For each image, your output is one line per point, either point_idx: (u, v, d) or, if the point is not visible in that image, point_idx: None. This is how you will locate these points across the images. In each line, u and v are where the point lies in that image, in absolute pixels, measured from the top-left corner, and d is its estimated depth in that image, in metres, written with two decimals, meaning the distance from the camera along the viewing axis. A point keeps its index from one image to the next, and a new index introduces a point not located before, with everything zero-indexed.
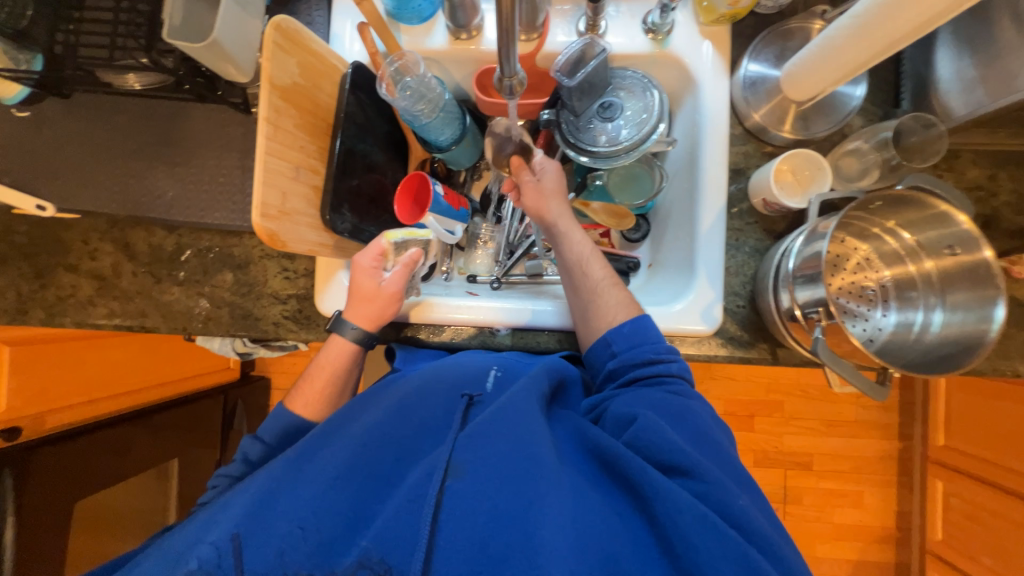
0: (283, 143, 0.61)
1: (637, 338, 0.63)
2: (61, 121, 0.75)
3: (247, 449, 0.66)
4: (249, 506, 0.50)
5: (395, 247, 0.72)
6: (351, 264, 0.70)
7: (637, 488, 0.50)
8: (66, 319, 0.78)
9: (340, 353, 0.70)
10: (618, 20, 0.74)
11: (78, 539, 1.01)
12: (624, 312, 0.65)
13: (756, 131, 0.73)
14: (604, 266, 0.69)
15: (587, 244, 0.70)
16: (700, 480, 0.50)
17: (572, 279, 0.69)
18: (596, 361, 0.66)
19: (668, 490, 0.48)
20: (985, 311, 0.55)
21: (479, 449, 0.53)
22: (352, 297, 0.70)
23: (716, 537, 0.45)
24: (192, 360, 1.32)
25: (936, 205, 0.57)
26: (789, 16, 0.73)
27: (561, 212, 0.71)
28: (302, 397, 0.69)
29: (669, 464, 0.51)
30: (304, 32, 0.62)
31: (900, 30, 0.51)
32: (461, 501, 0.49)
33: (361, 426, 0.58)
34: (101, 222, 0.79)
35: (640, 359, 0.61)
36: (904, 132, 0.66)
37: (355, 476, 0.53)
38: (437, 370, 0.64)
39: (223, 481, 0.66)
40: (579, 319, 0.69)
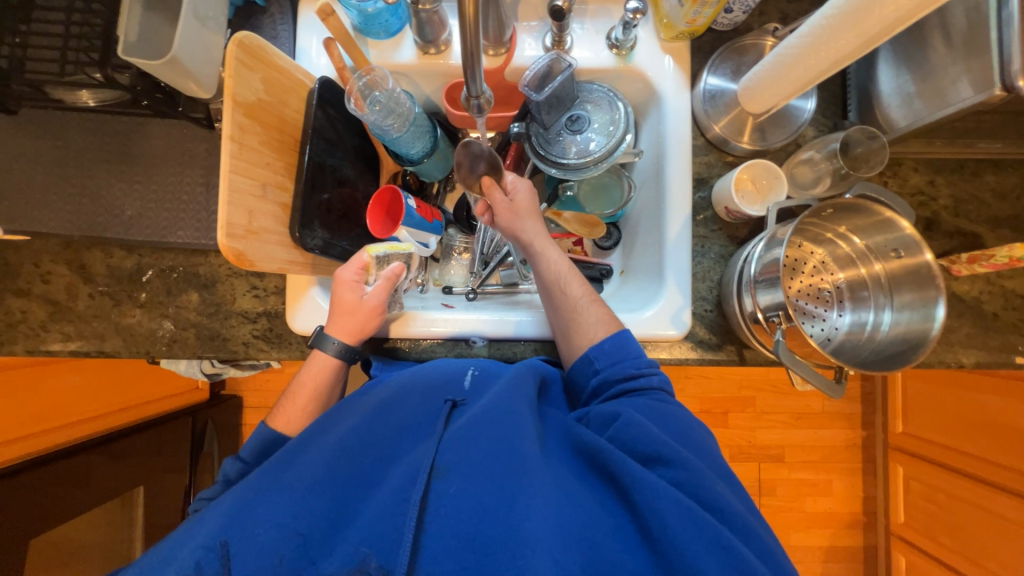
0: (249, 161, 0.60)
1: (618, 355, 0.64)
2: (8, 138, 0.72)
3: (226, 469, 0.64)
4: (231, 515, 0.50)
5: (378, 260, 0.72)
6: (332, 278, 0.69)
7: (619, 480, 0.51)
8: (17, 347, 0.74)
9: (322, 368, 0.69)
10: (583, 36, 0.76)
11: (28, 573, 0.95)
12: (603, 330, 0.66)
13: (717, 141, 0.76)
14: (582, 284, 0.70)
15: (564, 263, 0.72)
16: (679, 469, 0.51)
17: (552, 298, 0.70)
18: (580, 379, 0.67)
19: (649, 479, 0.49)
20: (928, 311, 0.59)
21: (463, 448, 0.53)
22: (334, 311, 0.69)
23: (694, 522, 0.46)
24: (156, 382, 1.30)
25: (881, 212, 0.60)
26: (743, 33, 0.77)
27: (537, 231, 0.72)
28: (284, 415, 0.68)
29: (649, 455, 0.53)
30: (269, 48, 0.62)
31: (840, 51, 0.56)
32: (448, 500, 0.49)
33: (341, 432, 0.57)
34: (53, 243, 0.75)
35: (621, 375, 0.63)
36: (851, 144, 0.70)
37: (338, 480, 0.53)
38: (420, 374, 0.64)
39: (204, 503, 0.64)
40: (560, 336, 0.70)
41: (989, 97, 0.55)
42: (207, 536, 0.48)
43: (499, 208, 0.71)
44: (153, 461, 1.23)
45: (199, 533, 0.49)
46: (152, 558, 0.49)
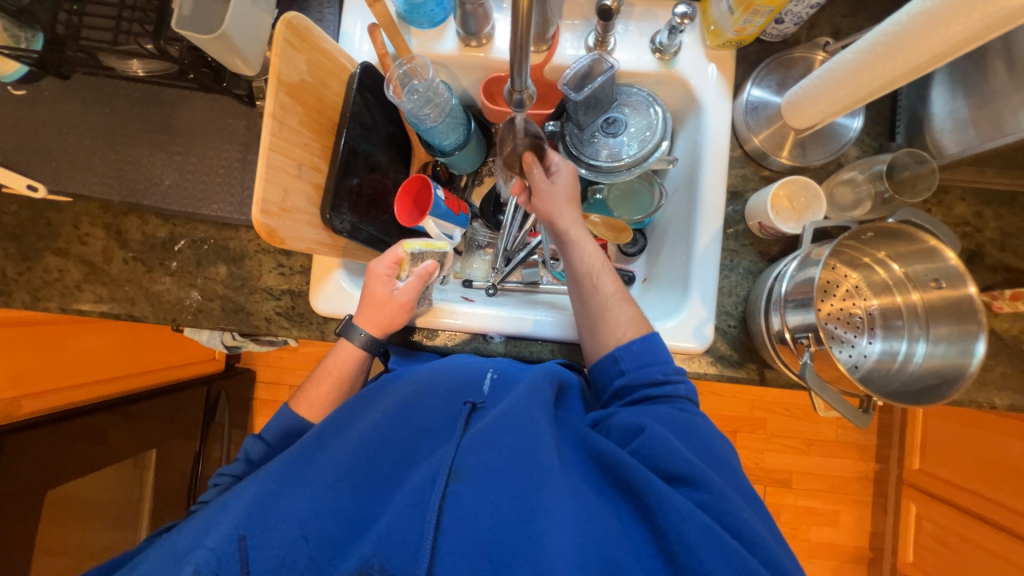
0: (287, 140, 0.60)
1: (646, 358, 0.63)
2: (59, 102, 0.74)
3: (248, 449, 0.66)
4: (252, 507, 0.51)
5: (412, 257, 0.71)
6: (366, 271, 0.70)
7: (641, 497, 0.50)
8: (51, 304, 0.77)
9: (348, 357, 0.70)
10: (627, 38, 0.75)
11: (46, 526, 0.98)
12: (632, 330, 0.65)
13: (755, 155, 0.75)
14: (614, 281, 0.69)
15: (598, 256, 0.70)
16: (704, 491, 0.50)
17: (581, 290, 0.69)
18: (604, 377, 0.66)
19: (673, 499, 0.48)
20: (966, 346, 0.56)
21: (481, 455, 0.53)
22: (364, 303, 0.70)
23: (718, 545, 0.45)
24: (174, 349, 1.34)
25: (925, 239, 0.58)
26: (792, 45, 0.75)
27: (573, 220, 0.71)
28: (307, 399, 0.70)
29: (673, 474, 0.52)
30: (315, 30, 0.62)
31: (896, 71, 0.54)
32: (466, 507, 0.49)
33: (363, 429, 0.58)
34: (93, 207, 0.78)
35: (647, 380, 0.62)
36: (898, 166, 0.68)
37: (359, 479, 0.54)
38: (440, 372, 0.65)
39: (227, 479, 0.66)
40: (585, 330, 0.69)
41: None
42: (228, 530, 0.50)
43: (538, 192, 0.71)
44: (167, 427, 1.26)
45: (225, 519, 0.51)
46: (180, 546, 0.51)
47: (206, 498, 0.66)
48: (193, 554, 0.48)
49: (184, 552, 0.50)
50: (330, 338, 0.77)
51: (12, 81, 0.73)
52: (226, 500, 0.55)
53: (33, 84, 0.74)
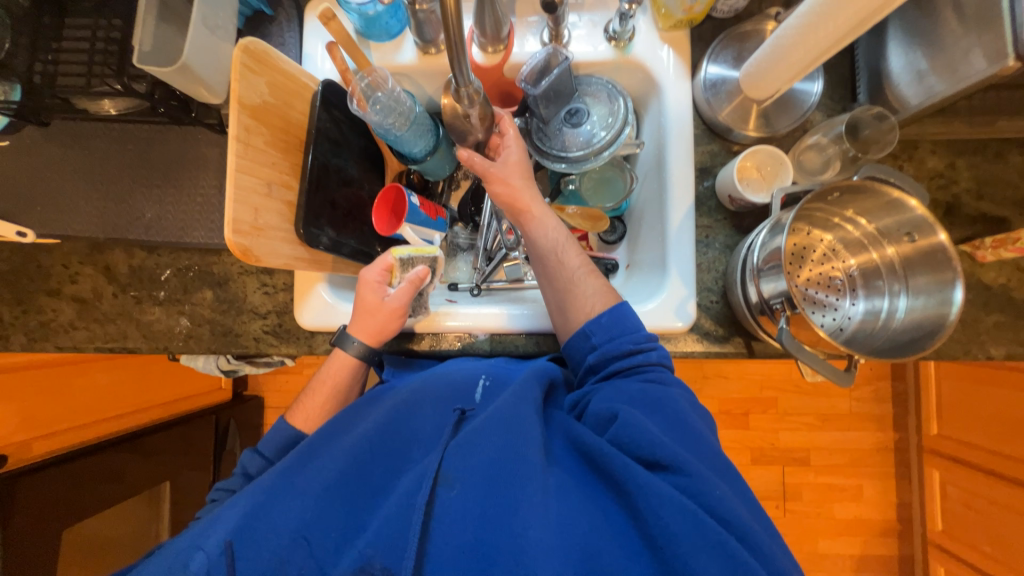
0: (254, 161, 0.62)
1: (615, 328, 0.64)
2: (40, 149, 0.77)
3: (247, 463, 0.67)
4: (244, 516, 0.52)
5: (401, 263, 0.74)
6: (358, 279, 0.72)
7: (620, 484, 0.51)
8: (49, 344, 0.79)
9: (342, 366, 0.71)
10: (581, 30, 0.76)
11: (65, 568, 1.01)
12: (601, 301, 0.66)
13: (720, 130, 0.75)
14: (579, 254, 0.70)
15: (561, 231, 0.71)
16: (681, 474, 0.50)
17: (548, 267, 0.69)
18: (577, 354, 0.67)
19: (651, 485, 0.48)
20: (945, 295, 0.56)
21: (467, 456, 0.53)
22: (356, 311, 0.71)
23: (695, 527, 0.45)
24: (183, 381, 1.34)
25: (889, 193, 0.58)
26: (744, 19, 0.75)
27: (534, 198, 0.71)
28: (303, 411, 0.71)
29: (650, 460, 0.51)
30: (273, 53, 0.64)
31: (841, 29, 0.54)
32: (454, 509, 0.50)
33: (351, 442, 0.58)
34: (81, 247, 0.80)
35: (619, 351, 0.62)
36: (859, 125, 0.69)
37: (347, 489, 0.55)
38: (432, 380, 0.66)
39: (224, 492, 0.67)
40: (555, 308, 0.69)
41: (1002, 69, 0.52)
42: (220, 537, 0.51)
43: (494, 175, 0.69)
44: (180, 458, 1.29)
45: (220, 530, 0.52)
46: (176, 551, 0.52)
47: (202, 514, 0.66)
48: (193, 557, 0.50)
49: (183, 552, 0.51)
50: (319, 351, 0.78)
51: None
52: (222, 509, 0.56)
53: (16, 134, 0.77)
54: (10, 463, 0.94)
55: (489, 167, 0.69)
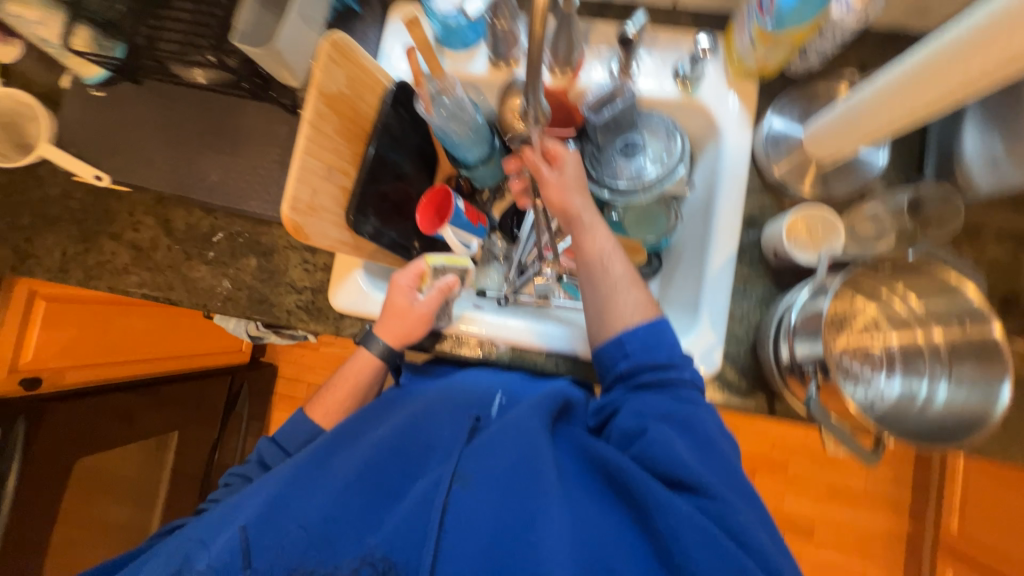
0: (320, 145, 0.65)
1: (652, 341, 0.64)
2: (131, 103, 0.83)
3: (263, 451, 0.71)
4: (269, 504, 0.55)
5: (434, 270, 0.79)
6: (389, 282, 0.76)
7: (639, 501, 0.52)
8: (101, 283, 0.84)
9: (365, 365, 0.74)
10: (650, 66, 0.77)
11: (70, 495, 1.05)
12: (640, 314, 0.66)
13: (775, 184, 0.74)
14: (624, 263, 0.70)
15: (609, 240, 0.70)
16: (702, 495, 0.52)
17: (592, 274, 0.69)
18: (608, 361, 0.66)
19: (671, 504, 0.50)
20: (991, 390, 0.54)
21: (485, 462, 0.55)
22: (386, 313, 0.74)
23: (712, 547, 0.47)
24: (211, 338, 1.40)
25: (944, 273, 0.56)
26: (817, 76, 0.74)
27: (585, 206, 0.71)
28: (322, 406, 0.75)
29: (672, 479, 0.53)
30: (356, 48, 0.68)
31: (910, 111, 0.54)
32: (469, 513, 0.51)
33: (373, 440, 0.60)
34: (147, 198, 0.85)
35: (653, 363, 0.63)
36: (922, 202, 0.68)
37: (367, 484, 0.56)
38: (449, 390, 0.67)
39: (238, 479, 0.71)
40: (593, 315, 0.69)
41: None
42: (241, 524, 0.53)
43: (547, 184, 0.69)
44: (190, 410, 1.33)
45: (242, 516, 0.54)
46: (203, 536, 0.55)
47: (214, 497, 0.69)
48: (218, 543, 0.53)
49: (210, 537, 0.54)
50: (345, 333, 0.80)
51: (93, 83, 0.83)
52: (245, 497, 0.59)
53: (112, 87, 0.84)
54: (40, 387, 1.00)
55: (546, 176, 0.70)
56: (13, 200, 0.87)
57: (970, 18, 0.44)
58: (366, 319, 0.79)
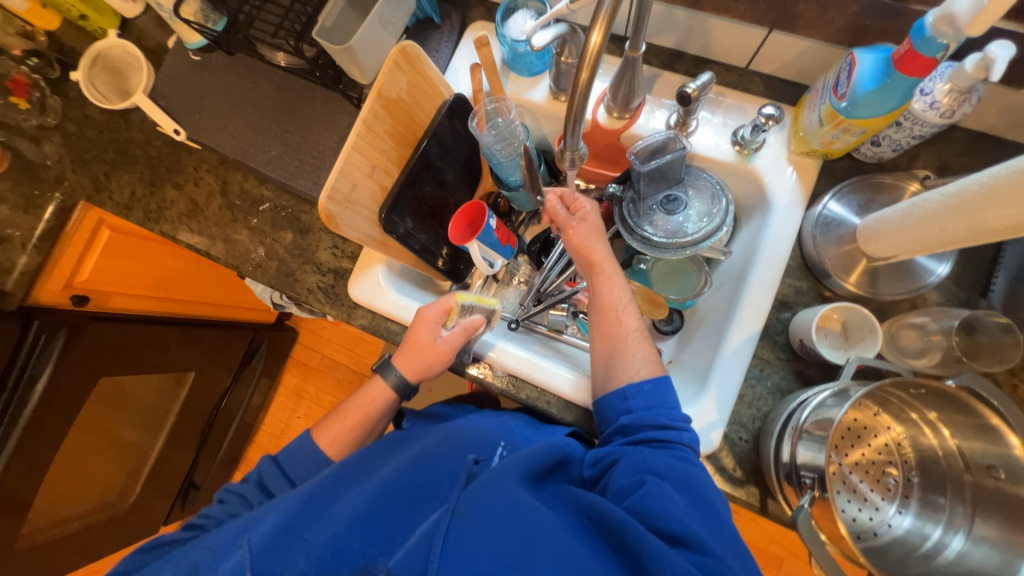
0: (369, 143, 0.68)
1: (656, 398, 0.65)
2: (219, 71, 0.91)
3: (262, 470, 0.75)
4: (280, 526, 0.59)
5: (462, 308, 0.76)
6: (417, 313, 0.76)
7: (633, 553, 0.53)
8: (156, 226, 0.91)
9: (379, 396, 0.78)
10: (709, 125, 0.76)
11: (88, 407, 1.10)
12: (646, 369, 0.67)
13: (818, 271, 0.70)
14: (637, 318, 0.71)
15: (626, 292, 0.73)
16: (697, 552, 0.52)
17: (604, 323, 0.71)
18: (609, 413, 0.68)
19: (667, 561, 0.50)
20: (1013, 560, 0.48)
21: (482, 505, 0.56)
22: (408, 344, 0.76)
23: None
24: (242, 294, 1.48)
25: (984, 415, 0.50)
26: (887, 170, 0.70)
27: (607, 254, 0.73)
28: (330, 432, 0.78)
29: (670, 535, 0.54)
30: (424, 58, 0.71)
31: (994, 224, 0.49)
32: (469, 552, 0.53)
33: (377, 479, 0.62)
34: (213, 159, 0.92)
35: (654, 421, 0.63)
36: (978, 327, 0.60)
37: (370, 519, 0.57)
38: (452, 432, 0.69)
39: (233, 497, 0.73)
40: (599, 364, 0.71)
41: None
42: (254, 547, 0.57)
43: (571, 230, 0.74)
44: (213, 357, 1.40)
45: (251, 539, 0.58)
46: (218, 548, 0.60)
47: (209, 512, 0.72)
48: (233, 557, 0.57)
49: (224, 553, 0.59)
50: (354, 322, 0.83)
51: (194, 48, 0.91)
52: (255, 516, 0.62)
53: (208, 54, 0.92)
54: (87, 305, 1.09)
55: (569, 224, 0.74)
56: (105, 137, 0.97)
57: None
58: (377, 313, 0.81)
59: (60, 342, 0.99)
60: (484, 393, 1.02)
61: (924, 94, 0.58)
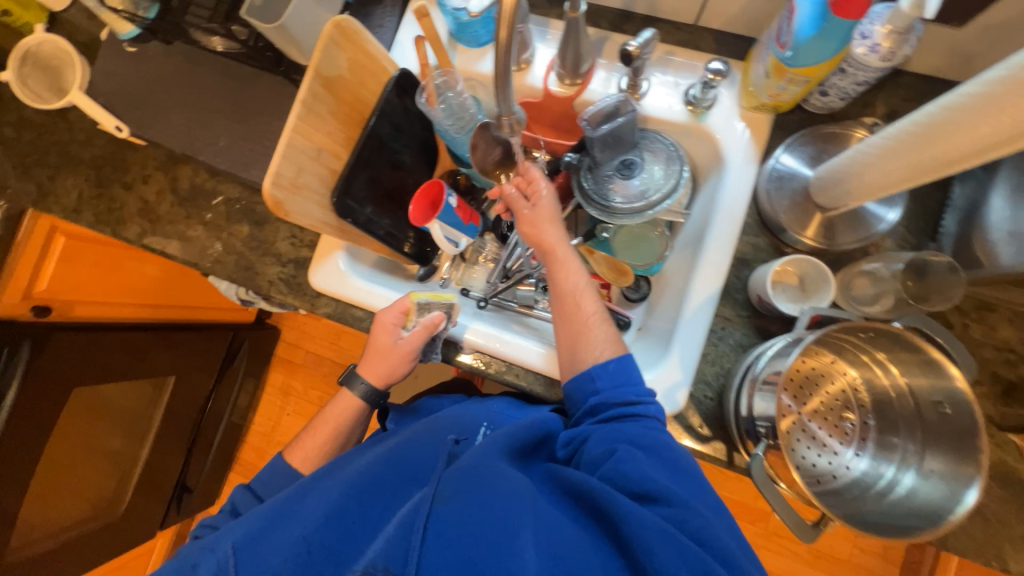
0: (312, 125, 0.67)
1: (621, 377, 0.64)
2: (157, 61, 0.87)
3: (236, 500, 0.74)
4: (251, 534, 0.57)
5: (418, 308, 0.75)
6: (376, 318, 0.76)
7: (608, 514, 0.51)
8: (108, 228, 0.89)
9: (347, 405, 0.79)
10: (661, 86, 0.74)
11: (64, 418, 1.08)
12: (609, 350, 0.67)
13: (774, 227, 0.70)
14: (597, 300, 0.70)
15: (584, 276, 0.71)
16: (670, 505, 0.51)
17: (563, 309, 0.70)
18: (577, 397, 0.66)
19: (639, 516, 0.48)
20: (957, 489, 0.49)
21: (454, 481, 0.53)
22: (371, 350, 0.77)
23: (679, 549, 0.47)
24: (215, 295, 1.46)
25: (926, 353, 0.51)
26: (838, 120, 0.70)
27: (560, 239, 0.73)
28: (300, 451, 0.78)
29: (642, 493, 0.52)
30: (362, 33, 0.68)
31: (944, 154, 0.47)
32: (441, 530, 0.50)
33: (353, 471, 0.62)
34: (160, 155, 0.89)
35: (620, 399, 0.62)
36: (929, 270, 0.61)
37: (344, 510, 0.56)
38: (432, 424, 0.70)
39: (206, 530, 0.72)
40: (563, 348, 0.70)
41: None
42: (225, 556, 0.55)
43: (520, 217, 0.74)
44: (195, 360, 1.37)
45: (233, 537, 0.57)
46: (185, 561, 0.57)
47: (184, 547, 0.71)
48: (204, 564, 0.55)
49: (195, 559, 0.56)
50: (319, 311, 0.82)
51: (127, 39, 0.87)
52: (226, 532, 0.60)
53: (144, 45, 0.87)
54: (49, 316, 1.07)
55: (521, 210, 0.75)
56: (46, 140, 0.93)
57: (991, 72, 0.40)
58: (342, 300, 0.81)
59: (24, 354, 0.95)
60: (462, 374, 1.03)
61: (864, 38, 0.57)
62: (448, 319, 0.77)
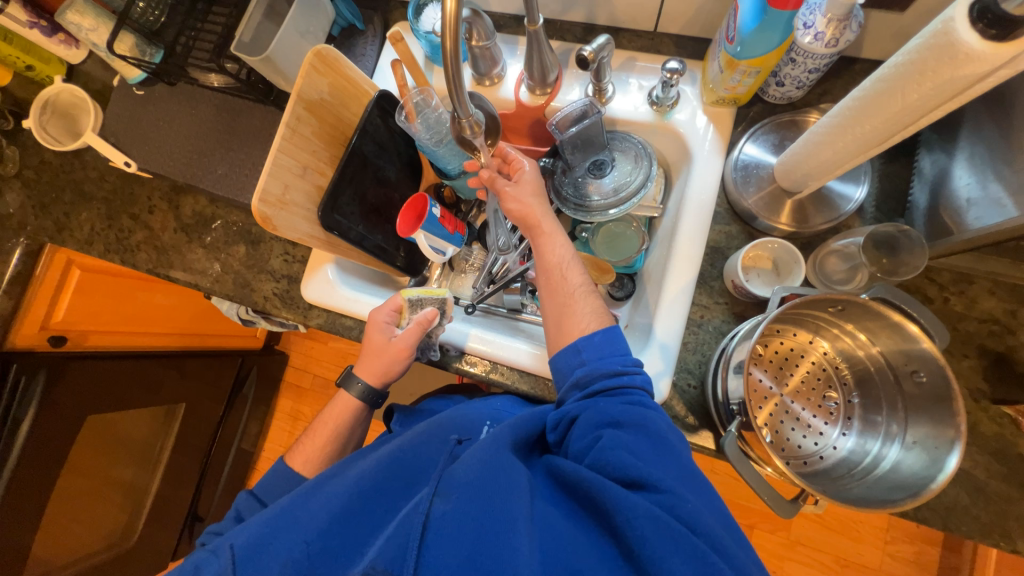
0: (296, 145, 0.71)
1: (607, 349, 0.62)
2: (161, 101, 0.94)
3: (240, 506, 0.75)
4: (252, 542, 0.55)
5: (411, 304, 0.77)
6: (369, 318, 0.78)
7: (598, 505, 0.50)
8: (116, 257, 0.94)
9: (347, 406, 0.80)
10: (626, 89, 0.78)
11: (77, 445, 1.11)
12: (595, 321, 0.64)
13: (744, 214, 0.71)
14: (583, 273, 0.68)
15: (568, 249, 0.69)
16: (658, 491, 0.49)
17: (550, 283, 0.67)
18: (563, 370, 0.64)
19: (630, 505, 0.47)
20: (939, 455, 0.49)
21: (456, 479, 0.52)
22: (367, 350, 0.77)
23: (671, 535, 0.45)
24: (224, 322, 1.51)
25: (889, 315, 0.52)
26: (798, 108, 0.72)
27: (546, 217, 0.70)
28: (301, 455, 0.79)
29: (632, 481, 0.51)
30: (342, 60, 0.73)
31: (889, 128, 0.49)
32: (444, 525, 0.49)
33: (356, 474, 0.61)
34: (164, 185, 0.96)
35: (606, 370, 0.60)
36: (902, 247, 0.62)
37: (347, 515, 0.56)
38: (432, 424, 0.70)
39: (211, 536, 0.73)
40: (550, 323, 0.67)
41: None
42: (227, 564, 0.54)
43: (504, 193, 0.71)
44: (204, 388, 1.41)
45: (233, 541, 0.57)
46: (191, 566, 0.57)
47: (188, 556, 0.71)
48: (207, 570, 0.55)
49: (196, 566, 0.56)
50: (311, 323, 0.85)
51: (134, 83, 0.94)
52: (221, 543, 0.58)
53: (150, 87, 0.95)
54: (65, 345, 1.11)
55: (503, 186, 0.72)
56: (63, 180, 1.01)
57: (910, 43, 0.42)
58: (330, 310, 0.84)
59: (40, 384, 0.99)
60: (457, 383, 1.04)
61: (808, 28, 0.60)
62: (442, 314, 0.80)
